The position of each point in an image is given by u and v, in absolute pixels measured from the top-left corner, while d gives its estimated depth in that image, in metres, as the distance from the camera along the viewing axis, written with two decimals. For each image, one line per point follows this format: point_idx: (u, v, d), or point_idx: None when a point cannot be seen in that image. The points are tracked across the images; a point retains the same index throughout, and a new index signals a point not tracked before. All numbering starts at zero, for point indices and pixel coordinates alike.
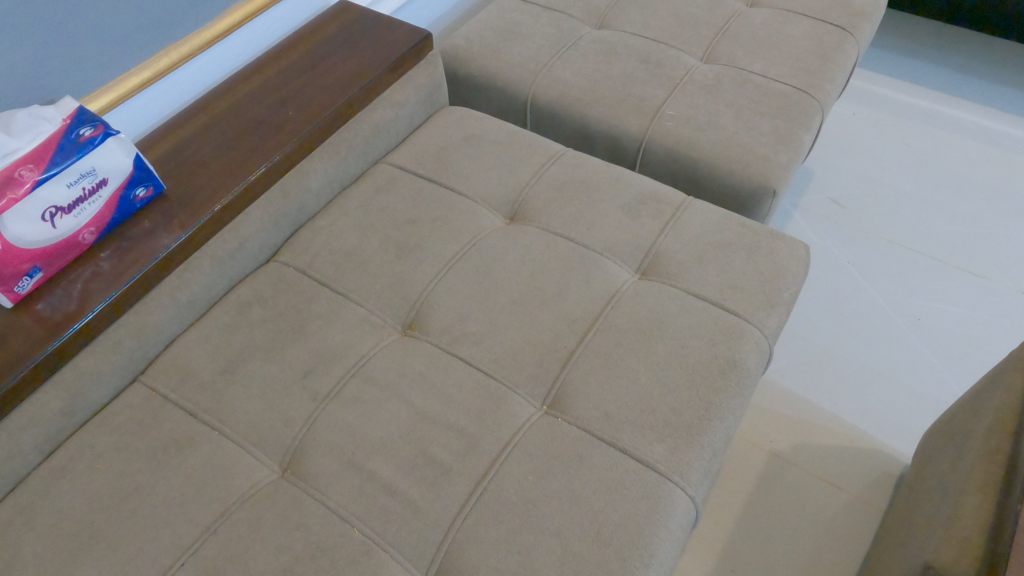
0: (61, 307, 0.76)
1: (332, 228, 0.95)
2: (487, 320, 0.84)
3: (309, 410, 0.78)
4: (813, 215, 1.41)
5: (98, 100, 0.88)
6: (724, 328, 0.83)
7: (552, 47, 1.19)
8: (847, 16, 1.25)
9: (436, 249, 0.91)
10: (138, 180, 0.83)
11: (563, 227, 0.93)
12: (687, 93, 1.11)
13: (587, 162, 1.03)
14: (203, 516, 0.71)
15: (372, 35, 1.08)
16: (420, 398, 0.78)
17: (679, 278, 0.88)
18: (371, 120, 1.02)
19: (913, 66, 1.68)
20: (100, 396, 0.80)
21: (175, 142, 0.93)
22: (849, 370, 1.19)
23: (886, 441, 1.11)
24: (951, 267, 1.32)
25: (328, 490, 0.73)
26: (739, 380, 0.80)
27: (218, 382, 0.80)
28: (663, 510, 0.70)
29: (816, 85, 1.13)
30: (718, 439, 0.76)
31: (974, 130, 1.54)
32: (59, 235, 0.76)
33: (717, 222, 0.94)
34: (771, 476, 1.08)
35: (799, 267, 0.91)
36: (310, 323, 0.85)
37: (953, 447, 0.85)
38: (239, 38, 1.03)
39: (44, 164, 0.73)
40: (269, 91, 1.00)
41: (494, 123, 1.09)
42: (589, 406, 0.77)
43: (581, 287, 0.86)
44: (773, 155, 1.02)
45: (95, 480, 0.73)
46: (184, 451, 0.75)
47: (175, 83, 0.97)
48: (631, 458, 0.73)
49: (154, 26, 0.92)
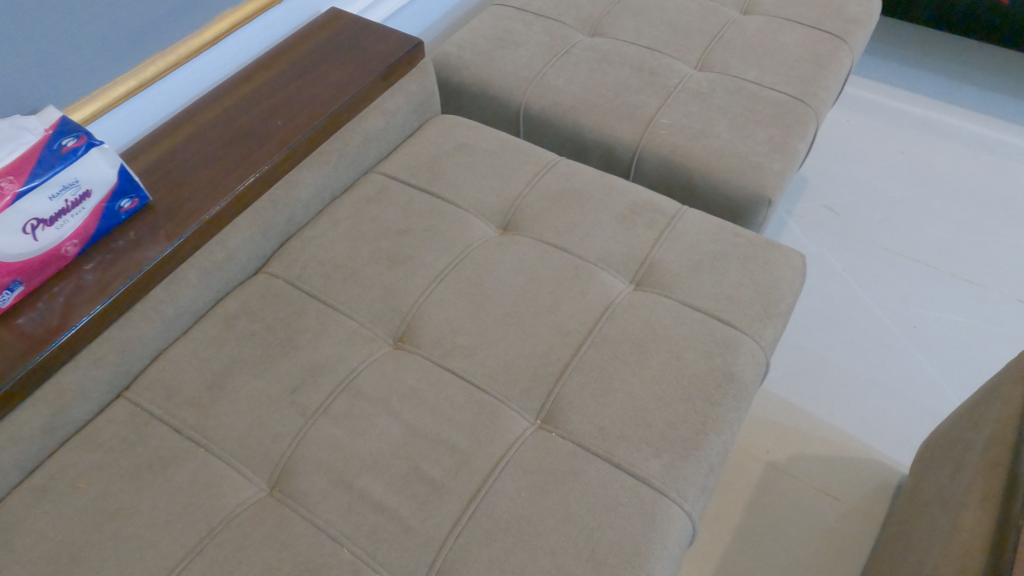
0: (43, 322, 0.75)
1: (321, 239, 0.93)
2: (479, 333, 0.82)
3: (298, 425, 0.76)
4: (808, 222, 1.41)
5: (82, 111, 0.86)
6: (720, 339, 0.82)
7: (545, 55, 1.18)
8: (840, 24, 1.24)
9: (428, 260, 0.90)
10: (123, 191, 0.81)
11: (557, 238, 0.92)
12: (681, 101, 1.10)
13: (580, 171, 1.02)
14: (188, 536, 0.69)
15: (363, 43, 1.07)
16: (411, 413, 0.76)
17: (674, 289, 0.87)
18: (362, 130, 1.00)
19: (907, 72, 1.68)
20: (84, 412, 0.78)
21: (162, 153, 0.92)
22: (846, 379, 1.18)
23: (884, 451, 1.10)
24: (946, 274, 1.32)
25: (317, 509, 0.71)
26: (736, 393, 0.78)
27: (205, 398, 0.79)
28: (660, 526, 0.69)
29: (811, 93, 1.12)
30: (715, 453, 0.75)
31: (968, 137, 1.54)
32: (40, 248, 0.75)
33: (713, 232, 0.93)
34: (768, 488, 1.06)
35: (795, 277, 0.89)
36: (299, 337, 0.83)
37: (952, 459, 0.84)
38: (227, 47, 1.01)
39: (25, 176, 0.71)
40: (258, 100, 0.99)
41: (487, 131, 1.08)
42: (583, 421, 0.76)
43: (575, 299, 0.85)
44: (769, 164, 1.02)
45: (77, 500, 0.71)
46: (169, 469, 0.73)
47: (160, 92, 0.95)
48: (627, 474, 0.72)
49: (140, 35, 0.90)
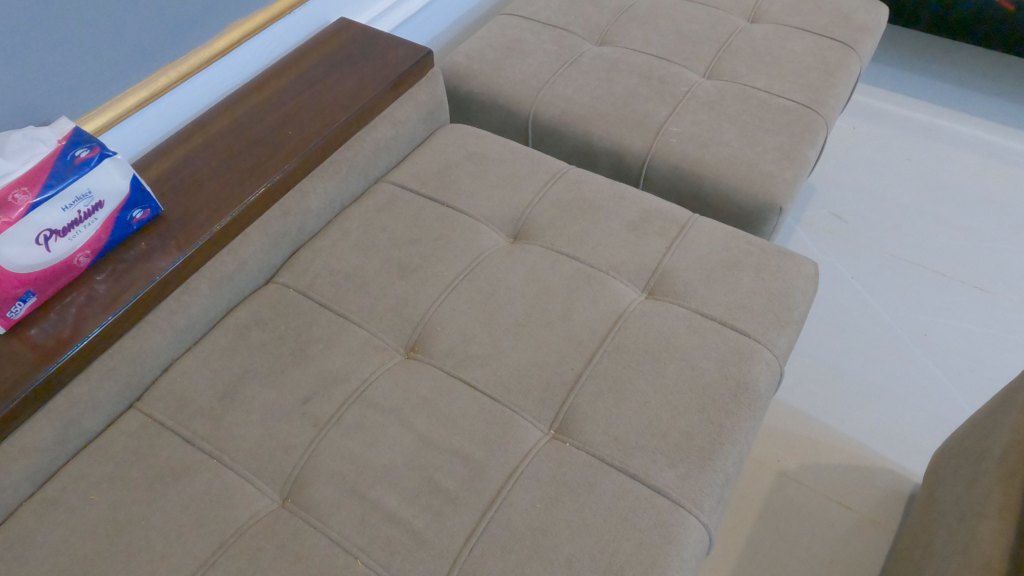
0: (55, 333, 0.74)
1: (332, 248, 0.93)
2: (491, 343, 0.82)
3: (310, 436, 0.76)
4: (816, 230, 1.40)
5: (94, 121, 0.86)
6: (734, 348, 0.81)
7: (553, 64, 1.18)
8: (849, 32, 1.24)
9: (439, 269, 0.89)
10: (135, 202, 0.81)
11: (568, 246, 0.92)
12: (690, 109, 1.10)
13: (591, 179, 1.02)
14: (201, 548, 0.68)
15: (373, 54, 1.08)
16: (424, 423, 0.76)
17: (687, 297, 0.86)
18: (372, 139, 1.00)
19: (913, 80, 1.68)
20: (96, 424, 0.78)
21: (173, 162, 0.92)
22: (856, 387, 1.18)
23: (896, 460, 1.09)
24: (956, 281, 1.31)
25: (330, 521, 0.70)
26: (751, 403, 0.78)
27: (216, 408, 0.78)
28: (677, 538, 0.68)
29: (820, 101, 1.12)
30: (731, 463, 0.74)
31: (975, 144, 1.54)
32: (53, 259, 0.75)
33: (724, 240, 0.93)
34: (780, 497, 1.05)
35: (808, 285, 0.89)
36: (310, 347, 0.83)
37: (968, 468, 0.83)
38: (237, 57, 1.01)
39: (39, 188, 0.71)
40: (268, 110, 0.99)
41: (496, 140, 1.08)
42: (597, 431, 0.75)
43: (587, 308, 0.85)
44: (779, 172, 1.01)
45: (88, 512, 0.71)
46: (181, 481, 0.73)
47: (171, 103, 0.95)
48: (643, 485, 0.71)
49: (151, 46, 0.90)
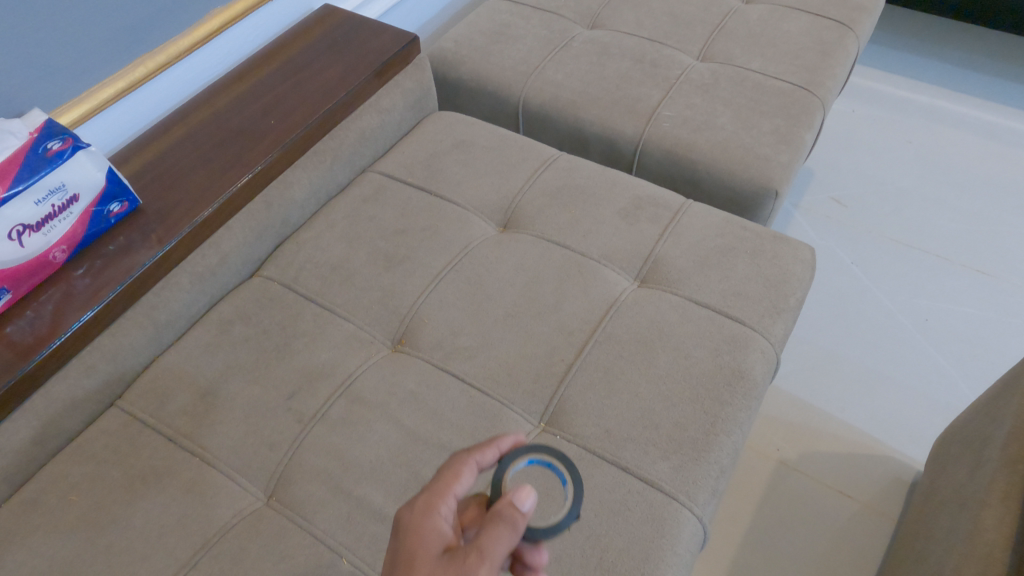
0: (32, 330, 0.73)
1: (316, 241, 0.91)
2: (480, 334, 0.80)
3: (294, 433, 0.74)
4: (815, 215, 1.38)
5: (70, 113, 0.84)
6: (728, 336, 0.79)
7: (543, 49, 1.15)
8: (846, 11, 1.21)
9: (425, 260, 0.87)
10: (112, 195, 0.79)
11: (558, 234, 0.90)
12: (683, 93, 1.08)
13: (582, 165, 0.99)
14: (182, 549, 0.67)
15: (357, 40, 1.05)
16: (411, 418, 0.74)
17: (679, 285, 0.84)
18: (357, 128, 0.98)
19: (913, 60, 1.65)
20: (77, 423, 0.76)
21: (152, 154, 0.90)
22: (857, 374, 1.15)
23: (898, 448, 1.07)
24: (957, 265, 1.29)
25: (315, 518, 0.69)
26: (747, 392, 0.76)
27: (199, 406, 0.76)
28: (670, 532, 0.67)
29: (816, 82, 1.09)
30: (726, 455, 0.72)
31: (977, 125, 1.51)
32: (27, 255, 0.73)
33: (719, 225, 0.91)
34: (779, 486, 1.04)
35: (804, 270, 0.87)
36: (295, 341, 0.81)
37: (969, 456, 0.80)
38: (217, 46, 0.99)
39: (10, 181, 0.69)
40: (250, 100, 0.97)
41: (484, 127, 1.06)
42: (588, 423, 0.73)
43: (578, 298, 0.83)
44: (775, 155, 0.99)
45: (67, 513, 0.69)
46: (162, 479, 0.71)
47: (150, 93, 0.93)
48: (635, 477, 0.70)
49: (127, 35, 0.88)
